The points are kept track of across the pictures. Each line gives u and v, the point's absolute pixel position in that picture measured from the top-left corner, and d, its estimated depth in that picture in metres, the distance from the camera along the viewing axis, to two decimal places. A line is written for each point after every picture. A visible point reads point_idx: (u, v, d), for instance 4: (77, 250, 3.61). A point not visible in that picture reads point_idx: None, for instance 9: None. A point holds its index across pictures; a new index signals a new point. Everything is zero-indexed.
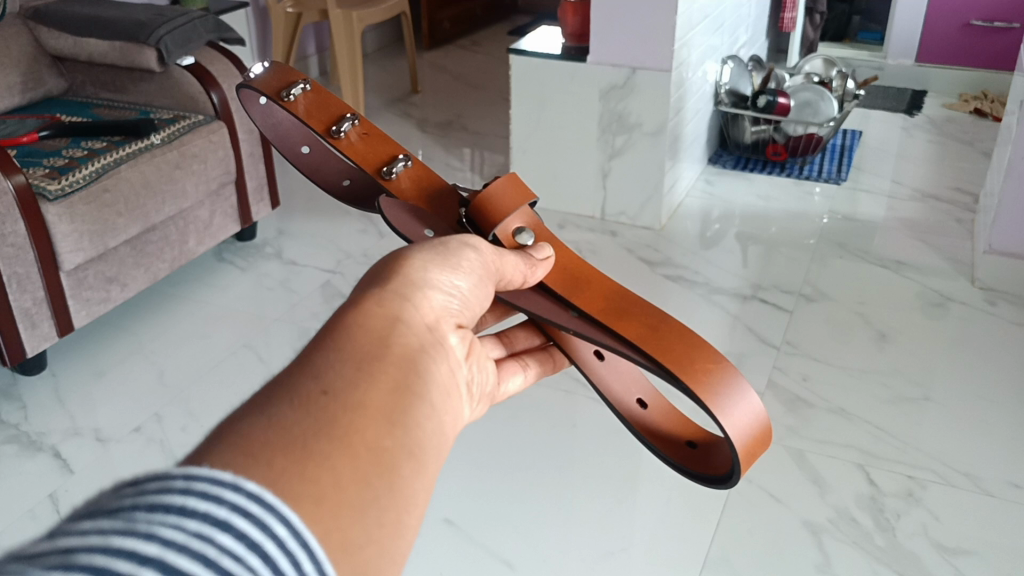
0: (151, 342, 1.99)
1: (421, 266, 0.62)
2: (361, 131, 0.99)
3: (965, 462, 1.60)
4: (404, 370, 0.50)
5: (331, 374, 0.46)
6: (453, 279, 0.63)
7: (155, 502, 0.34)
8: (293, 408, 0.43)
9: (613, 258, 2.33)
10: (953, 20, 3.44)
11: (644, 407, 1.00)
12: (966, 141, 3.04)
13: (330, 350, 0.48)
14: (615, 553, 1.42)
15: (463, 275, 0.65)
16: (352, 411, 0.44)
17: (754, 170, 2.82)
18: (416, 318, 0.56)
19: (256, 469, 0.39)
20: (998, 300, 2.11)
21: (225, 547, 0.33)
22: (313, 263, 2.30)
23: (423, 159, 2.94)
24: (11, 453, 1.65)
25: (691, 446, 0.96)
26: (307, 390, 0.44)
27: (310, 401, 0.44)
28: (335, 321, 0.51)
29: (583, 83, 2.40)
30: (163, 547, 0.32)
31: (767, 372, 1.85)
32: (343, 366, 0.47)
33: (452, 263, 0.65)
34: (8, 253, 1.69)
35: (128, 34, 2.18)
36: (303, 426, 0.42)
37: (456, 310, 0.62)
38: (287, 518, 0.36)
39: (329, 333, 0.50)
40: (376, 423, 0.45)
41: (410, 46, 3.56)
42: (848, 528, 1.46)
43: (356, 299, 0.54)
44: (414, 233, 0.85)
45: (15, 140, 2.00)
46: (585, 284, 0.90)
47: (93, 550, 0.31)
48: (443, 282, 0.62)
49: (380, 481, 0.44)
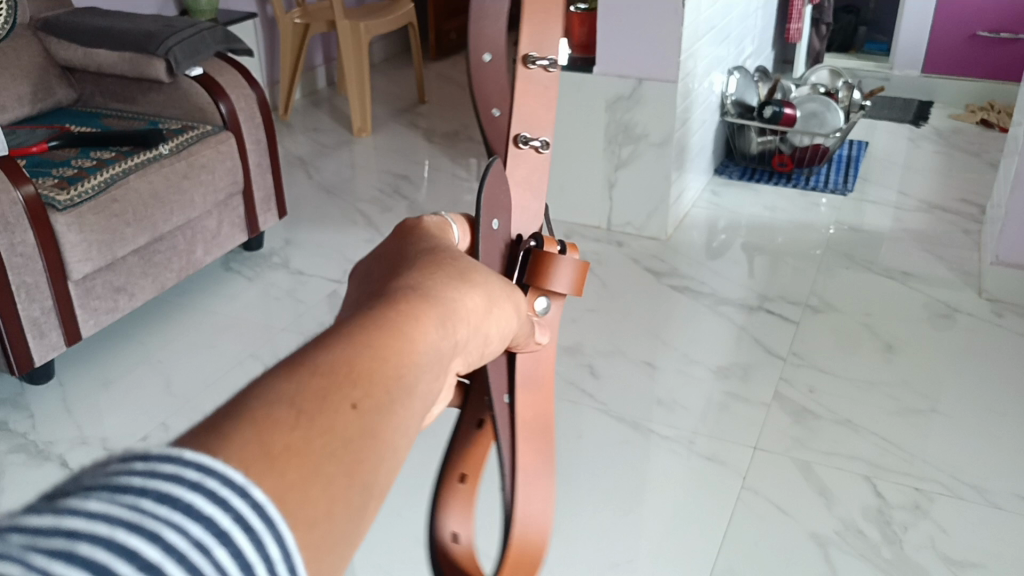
0: (158, 352, 1.99)
1: (482, 296, 0.54)
2: (546, 79, 0.78)
3: (973, 474, 1.59)
4: (414, 419, 0.44)
5: (367, 385, 0.41)
6: (495, 329, 0.56)
7: (163, 493, 0.30)
8: (321, 411, 0.38)
9: (619, 268, 2.34)
10: (959, 31, 3.44)
11: (459, 484, 0.76)
12: (972, 151, 3.04)
13: (372, 349, 0.43)
14: (621, 565, 1.42)
15: (507, 327, 0.57)
16: (363, 439, 0.40)
17: (760, 181, 2.83)
18: (447, 352, 0.49)
19: (269, 476, 0.34)
20: (1006, 311, 2.11)
21: (219, 566, 0.30)
22: (320, 273, 2.31)
23: (430, 168, 2.95)
24: (18, 462, 1.65)
25: (452, 540, 0.74)
26: (340, 395, 0.40)
27: (336, 410, 0.39)
28: (389, 316, 0.46)
29: (589, 94, 2.41)
30: (165, 554, 0.28)
31: (774, 383, 1.85)
32: (376, 385, 0.42)
33: (509, 309, 0.57)
34: (18, 262, 1.70)
35: (137, 45, 2.20)
36: (325, 436, 0.38)
37: (473, 359, 0.54)
38: (285, 541, 0.33)
39: (374, 325, 0.45)
40: (378, 461, 0.40)
41: (418, 56, 3.57)
42: (855, 541, 1.45)
43: (415, 300, 0.49)
44: (488, 216, 0.72)
45: (25, 150, 2.01)
46: (541, 385, 0.77)
47: (96, 543, 0.27)
48: (485, 327, 0.54)
49: (351, 517, 0.38)
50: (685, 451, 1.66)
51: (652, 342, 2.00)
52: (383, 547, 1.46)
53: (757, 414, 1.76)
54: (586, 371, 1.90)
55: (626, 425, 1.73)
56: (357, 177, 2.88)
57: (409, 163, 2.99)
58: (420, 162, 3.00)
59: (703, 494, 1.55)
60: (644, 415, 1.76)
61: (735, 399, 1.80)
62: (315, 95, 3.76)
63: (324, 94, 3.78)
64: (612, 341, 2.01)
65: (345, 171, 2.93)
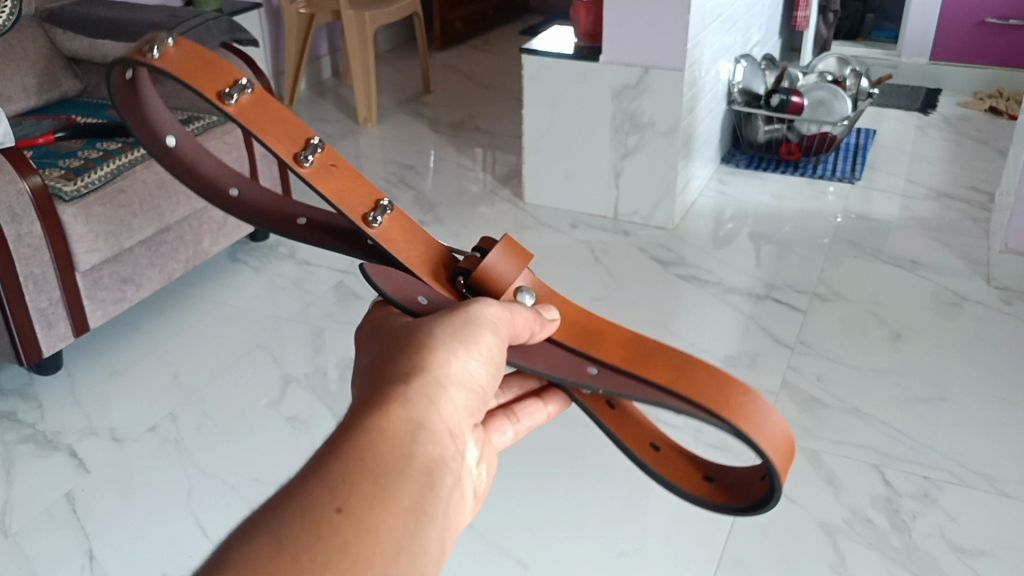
0: (166, 342, 2.00)
1: (447, 354, 0.66)
2: (327, 161, 0.81)
3: (982, 462, 1.59)
4: (413, 480, 0.56)
5: (349, 494, 0.53)
6: (473, 364, 0.67)
7: None
8: (308, 535, 0.50)
9: (626, 257, 2.33)
10: (967, 18, 3.42)
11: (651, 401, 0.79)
12: (981, 139, 3.02)
13: (348, 463, 0.55)
14: (629, 554, 1.42)
15: (483, 357, 0.68)
16: (358, 532, 0.51)
17: (767, 169, 2.81)
18: (442, 421, 0.62)
19: None
20: (1015, 299, 2.10)
21: None
22: (327, 264, 2.31)
23: (435, 158, 2.95)
24: (28, 452, 1.66)
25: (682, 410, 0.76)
26: (324, 510, 0.51)
27: (326, 519, 0.51)
28: (359, 423, 0.58)
29: (595, 82, 2.40)
30: None
31: (781, 372, 1.84)
32: (362, 481, 0.54)
33: (475, 345, 0.68)
34: (25, 253, 1.71)
35: (142, 36, 2.19)
36: (318, 541, 0.50)
37: (475, 402, 0.67)
38: None
39: (349, 438, 0.56)
40: (390, 552, 0.52)
41: (424, 46, 3.55)
42: (863, 529, 1.45)
43: (385, 396, 0.61)
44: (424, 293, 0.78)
45: (31, 141, 2.01)
46: (648, 361, 0.80)
47: None
48: (465, 371, 0.66)
49: None
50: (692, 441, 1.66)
51: (660, 331, 2.00)
52: None
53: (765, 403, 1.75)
54: None
55: None
56: (363, 168, 2.88)
57: (415, 154, 2.98)
58: (426, 153, 2.99)
59: None
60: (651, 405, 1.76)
61: None
62: (320, 86, 3.75)
63: (330, 84, 3.77)
64: None
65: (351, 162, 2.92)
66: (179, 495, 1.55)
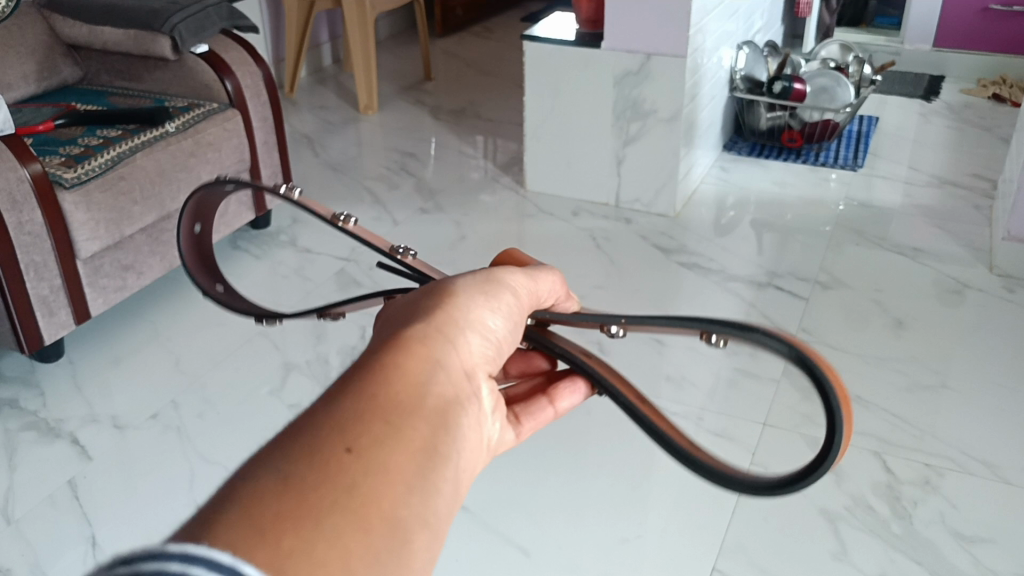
0: (167, 329, 2.00)
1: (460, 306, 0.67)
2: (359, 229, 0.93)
3: (983, 450, 1.59)
4: (425, 420, 0.55)
5: (361, 430, 0.50)
6: (487, 320, 0.68)
7: None
8: (317, 472, 0.46)
9: (627, 244, 2.33)
10: (972, 4, 3.39)
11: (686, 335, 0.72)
12: (985, 126, 3.01)
13: (358, 402, 0.52)
14: (630, 541, 1.42)
15: (498, 314, 0.70)
16: (370, 471, 0.48)
17: (770, 157, 2.81)
18: (455, 366, 0.61)
19: (262, 548, 0.41)
20: (1017, 286, 2.10)
21: None
22: (328, 251, 2.31)
23: (436, 146, 2.94)
24: (30, 440, 1.67)
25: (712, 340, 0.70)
26: (332, 450, 0.48)
27: (334, 458, 0.47)
28: (370, 365, 0.56)
29: (597, 69, 2.39)
30: None
31: (783, 359, 1.84)
32: (375, 422, 0.51)
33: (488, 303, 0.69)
34: (26, 241, 1.70)
35: (142, 22, 2.18)
36: (329, 478, 0.46)
37: (489, 355, 0.66)
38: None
39: (360, 379, 0.55)
40: (404, 489, 0.49)
41: (425, 32, 3.53)
42: (864, 516, 1.45)
43: (398, 340, 0.60)
44: None
45: (31, 129, 2.00)
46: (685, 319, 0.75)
47: None
48: (478, 324, 0.67)
49: (384, 534, 0.47)
50: (693, 427, 1.66)
51: None
52: None
53: (767, 390, 1.76)
54: (595, 348, 1.89)
55: None
56: (364, 155, 2.87)
57: (416, 141, 2.98)
58: (426, 140, 2.99)
59: None
60: (652, 392, 1.76)
61: (745, 375, 1.80)
62: (321, 73, 3.74)
63: (330, 71, 3.76)
64: None
65: (352, 149, 2.92)
66: (181, 482, 1.56)
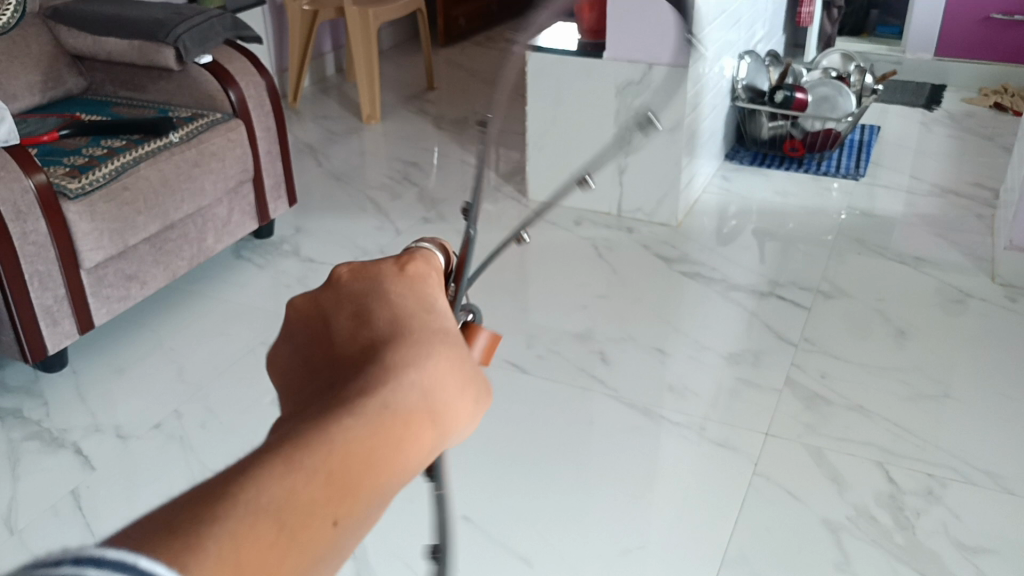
0: (171, 339, 2.00)
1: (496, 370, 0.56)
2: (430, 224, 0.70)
3: (986, 460, 1.58)
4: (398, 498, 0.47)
5: (348, 498, 0.43)
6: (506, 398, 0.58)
7: None
8: (293, 542, 0.40)
9: (629, 253, 2.33)
10: (973, 13, 3.40)
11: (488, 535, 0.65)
12: (986, 135, 3.01)
13: (367, 464, 0.44)
14: (632, 551, 1.42)
15: None
16: (329, 552, 0.42)
17: (772, 166, 2.81)
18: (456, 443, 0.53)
19: None
20: (1019, 296, 2.09)
21: None
22: (331, 261, 2.31)
23: (438, 155, 2.95)
24: (34, 449, 1.67)
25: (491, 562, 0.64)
26: (319, 517, 0.41)
27: (315, 528, 0.41)
28: (397, 413, 0.47)
29: (599, 78, 2.39)
30: None
31: (785, 369, 1.84)
32: (366, 497, 0.44)
33: None
34: (31, 251, 1.71)
35: (147, 33, 2.19)
36: (299, 552, 0.40)
37: None
38: None
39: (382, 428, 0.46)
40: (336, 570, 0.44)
41: (428, 42, 3.54)
42: (867, 526, 1.45)
43: (435, 392, 0.50)
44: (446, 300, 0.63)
45: (36, 139, 2.01)
46: None
47: None
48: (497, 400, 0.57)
49: None
50: (696, 437, 1.66)
51: (663, 328, 2.00)
52: (395, 536, 1.47)
53: (770, 399, 1.75)
54: (597, 358, 1.89)
55: (637, 411, 1.73)
56: (367, 165, 2.88)
57: (418, 150, 2.98)
58: (429, 149, 2.99)
59: (716, 480, 1.55)
60: (655, 402, 1.76)
61: (747, 384, 1.80)
62: (324, 83, 3.75)
63: (334, 80, 3.77)
64: (624, 328, 2.00)
65: (354, 159, 2.93)
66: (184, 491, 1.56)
